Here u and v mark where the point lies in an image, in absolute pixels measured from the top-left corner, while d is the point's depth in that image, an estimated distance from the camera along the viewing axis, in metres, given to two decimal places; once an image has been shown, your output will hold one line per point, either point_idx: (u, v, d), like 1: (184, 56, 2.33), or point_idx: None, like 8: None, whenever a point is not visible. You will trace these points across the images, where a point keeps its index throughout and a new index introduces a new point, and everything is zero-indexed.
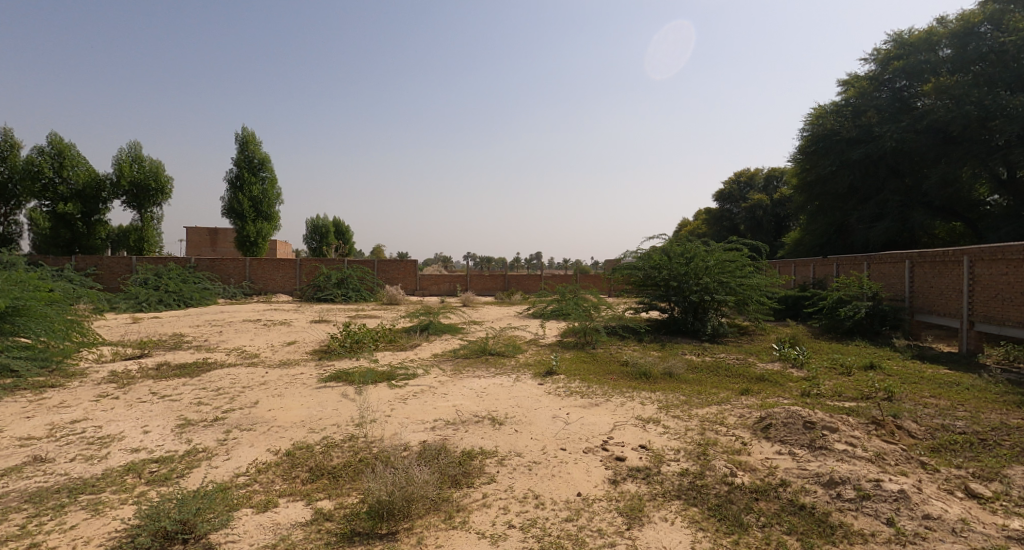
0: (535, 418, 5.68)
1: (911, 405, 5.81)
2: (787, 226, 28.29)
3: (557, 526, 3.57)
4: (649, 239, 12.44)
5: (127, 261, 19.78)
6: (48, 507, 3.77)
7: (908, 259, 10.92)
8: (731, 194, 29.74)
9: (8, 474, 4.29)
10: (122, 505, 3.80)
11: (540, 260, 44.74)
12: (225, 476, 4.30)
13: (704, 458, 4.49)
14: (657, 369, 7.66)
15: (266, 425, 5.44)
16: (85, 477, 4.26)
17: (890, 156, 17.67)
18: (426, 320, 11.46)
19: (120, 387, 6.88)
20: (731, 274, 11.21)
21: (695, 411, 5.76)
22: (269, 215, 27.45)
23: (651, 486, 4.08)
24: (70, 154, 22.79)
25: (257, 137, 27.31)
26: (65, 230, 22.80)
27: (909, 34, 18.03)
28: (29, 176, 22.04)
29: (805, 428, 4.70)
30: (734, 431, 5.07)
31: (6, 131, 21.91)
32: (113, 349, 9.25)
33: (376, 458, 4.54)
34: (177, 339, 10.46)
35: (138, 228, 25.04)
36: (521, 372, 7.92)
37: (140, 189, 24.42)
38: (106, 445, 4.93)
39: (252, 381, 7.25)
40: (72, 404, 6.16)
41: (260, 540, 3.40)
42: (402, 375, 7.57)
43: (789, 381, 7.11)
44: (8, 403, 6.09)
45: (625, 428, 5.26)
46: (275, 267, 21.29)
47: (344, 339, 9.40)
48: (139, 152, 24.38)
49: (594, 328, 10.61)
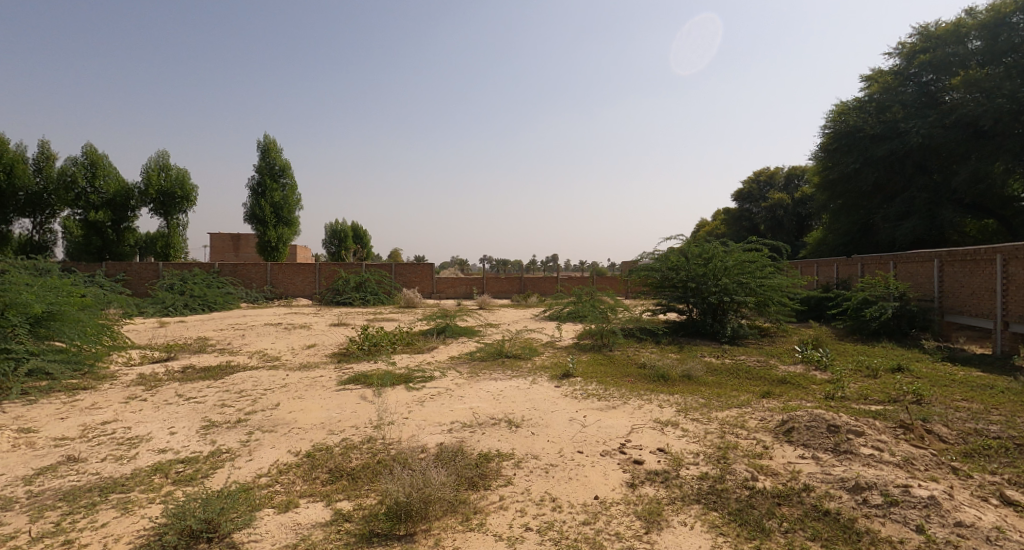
0: (551, 421, 5.66)
1: (941, 408, 5.65)
2: (809, 226, 27.86)
3: (573, 529, 3.56)
4: (665, 239, 12.28)
5: (154, 267, 20.34)
6: (81, 505, 3.88)
7: (937, 258, 10.62)
8: (750, 194, 29.54)
9: (44, 473, 4.43)
10: (149, 505, 3.89)
11: (558, 265, 44.78)
12: (248, 477, 4.39)
13: (723, 462, 4.43)
14: (675, 371, 7.58)
15: (287, 427, 5.52)
16: (114, 477, 4.37)
17: (917, 152, 17.22)
18: (443, 323, 11.49)
19: (148, 390, 7.06)
20: (751, 275, 11.00)
21: (715, 415, 5.67)
22: (290, 221, 27.97)
23: (669, 490, 4.03)
24: (102, 164, 23.56)
25: (279, 145, 27.90)
26: (96, 237, 23.58)
27: (936, 27, 17.59)
28: (62, 186, 22.89)
29: (828, 432, 4.59)
30: (755, 435, 4.98)
31: (42, 143, 22.78)
32: (142, 352, 9.48)
33: (395, 460, 4.57)
34: (202, 343, 10.69)
35: (164, 235, 25.63)
36: (536, 374, 7.91)
37: (167, 197, 25.08)
38: (135, 446, 5.07)
39: (274, 384, 7.38)
40: (103, 406, 6.36)
41: (281, 540, 3.45)
42: (419, 377, 7.61)
43: (813, 383, 6.99)
44: (44, 406, 6.30)
45: (642, 432, 5.21)
46: (296, 271, 21.66)
47: (361, 343, 9.50)
48: (167, 161, 25.08)
49: (611, 331, 10.52)
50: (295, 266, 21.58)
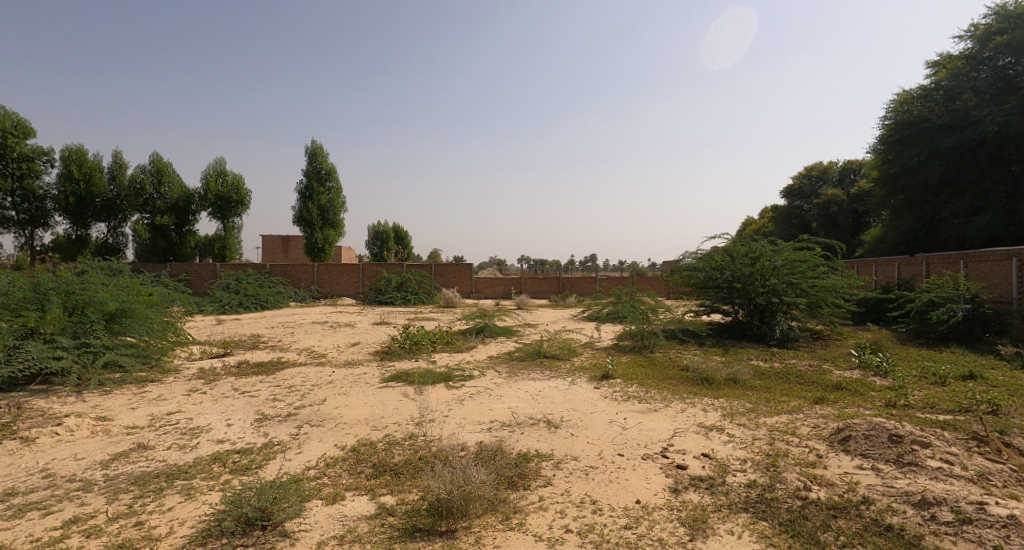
0: (591, 422, 5.58)
1: (1021, 419, 5.23)
2: (866, 223, 26.49)
3: (615, 533, 3.49)
4: (710, 239, 11.95)
5: (212, 267, 21.33)
6: (150, 489, 4.09)
7: (1017, 256, 9.91)
8: (800, 190, 28.39)
9: (117, 458, 4.70)
10: (209, 491, 4.06)
11: (596, 264, 44.33)
12: (297, 469, 4.52)
13: (773, 470, 4.26)
14: (720, 375, 7.35)
15: (333, 422, 5.67)
16: (179, 464, 4.59)
17: (992, 142, 16.11)
18: (481, 322, 11.55)
19: (207, 383, 7.40)
20: (801, 275, 10.55)
21: (763, 420, 5.46)
22: (334, 222, 28.76)
23: (715, 497, 3.90)
24: (168, 171, 24.86)
25: (324, 149, 28.70)
26: (162, 240, 24.93)
27: (1015, 6, 16.28)
28: (133, 192, 24.27)
29: (890, 442, 4.33)
30: (807, 443, 4.77)
31: (116, 153, 24.22)
32: (201, 347, 9.96)
33: (436, 457, 4.62)
34: (254, 340, 11.15)
35: (221, 237, 26.83)
36: (575, 375, 7.83)
37: (224, 202, 26.24)
38: (196, 435, 5.32)
39: (320, 380, 7.59)
40: (168, 397, 6.71)
41: (329, 531, 3.53)
42: (458, 376, 7.67)
43: (871, 390, 6.63)
44: (116, 395, 6.71)
45: (686, 436, 5.07)
46: (340, 271, 22.26)
47: (402, 341, 9.67)
48: (223, 167, 26.25)
49: (652, 332, 10.31)
50: (339, 266, 22.18)
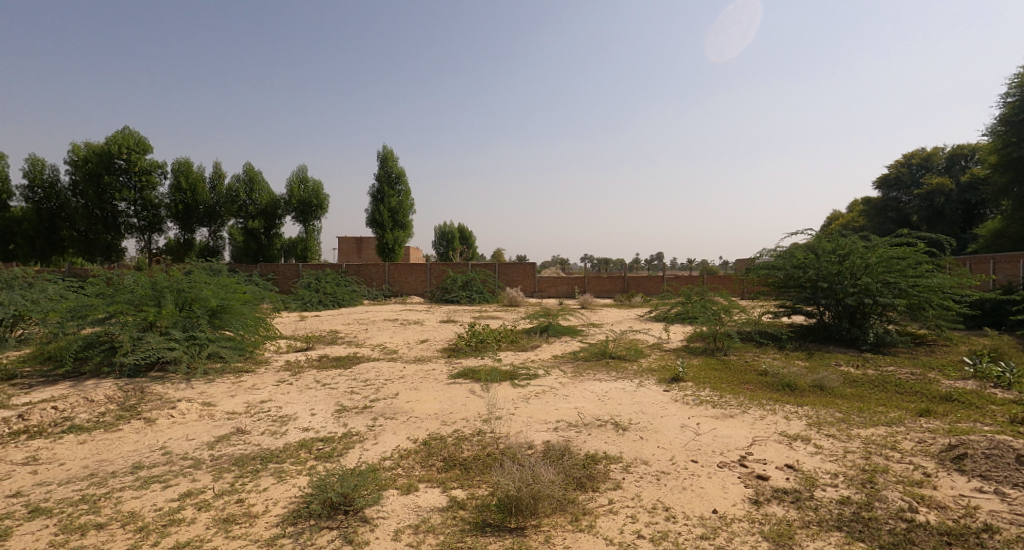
0: (661, 426, 5.41)
1: None
2: (980, 214, 23.79)
3: (690, 542, 3.36)
4: (790, 235, 11.26)
5: (295, 267, 22.75)
6: (247, 470, 4.42)
7: None
8: (899, 180, 26.11)
9: (220, 440, 5.12)
10: (297, 475, 4.32)
11: (665, 263, 42.95)
12: (374, 459, 4.71)
13: (870, 487, 3.92)
14: (804, 381, 6.89)
15: (404, 416, 5.86)
16: (270, 449, 4.93)
17: None
18: (545, 322, 11.50)
19: (292, 375, 7.90)
20: (900, 274, 9.69)
21: (857, 432, 5.05)
22: (404, 224, 29.77)
23: (802, 512, 3.65)
24: (258, 179, 26.80)
25: (395, 154, 29.78)
26: (254, 244, 26.94)
27: None
28: (230, 200, 26.37)
29: (1019, 465, 3.86)
30: (910, 460, 4.35)
31: (216, 164, 26.35)
32: (287, 342, 10.66)
33: (504, 454, 4.65)
34: (333, 335, 11.77)
35: (304, 240, 28.60)
36: (644, 377, 7.62)
37: (307, 206, 27.93)
38: (285, 423, 5.68)
39: (392, 375, 7.89)
40: (260, 386, 7.22)
41: (404, 520, 3.65)
42: (524, 375, 7.70)
43: (990, 403, 5.94)
44: (216, 383, 7.31)
45: (766, 445, 4.79)
46: (409, 270, 23.01)
47: (469, 339, 9.84)
48: (305, 174, 27.93)
49: (726, 333, 9.82)
50: (408, 266, 22.94)
